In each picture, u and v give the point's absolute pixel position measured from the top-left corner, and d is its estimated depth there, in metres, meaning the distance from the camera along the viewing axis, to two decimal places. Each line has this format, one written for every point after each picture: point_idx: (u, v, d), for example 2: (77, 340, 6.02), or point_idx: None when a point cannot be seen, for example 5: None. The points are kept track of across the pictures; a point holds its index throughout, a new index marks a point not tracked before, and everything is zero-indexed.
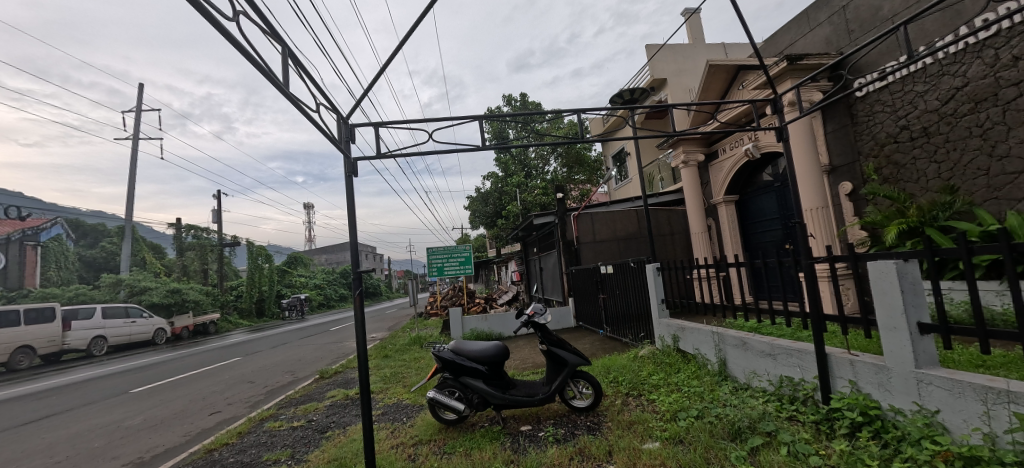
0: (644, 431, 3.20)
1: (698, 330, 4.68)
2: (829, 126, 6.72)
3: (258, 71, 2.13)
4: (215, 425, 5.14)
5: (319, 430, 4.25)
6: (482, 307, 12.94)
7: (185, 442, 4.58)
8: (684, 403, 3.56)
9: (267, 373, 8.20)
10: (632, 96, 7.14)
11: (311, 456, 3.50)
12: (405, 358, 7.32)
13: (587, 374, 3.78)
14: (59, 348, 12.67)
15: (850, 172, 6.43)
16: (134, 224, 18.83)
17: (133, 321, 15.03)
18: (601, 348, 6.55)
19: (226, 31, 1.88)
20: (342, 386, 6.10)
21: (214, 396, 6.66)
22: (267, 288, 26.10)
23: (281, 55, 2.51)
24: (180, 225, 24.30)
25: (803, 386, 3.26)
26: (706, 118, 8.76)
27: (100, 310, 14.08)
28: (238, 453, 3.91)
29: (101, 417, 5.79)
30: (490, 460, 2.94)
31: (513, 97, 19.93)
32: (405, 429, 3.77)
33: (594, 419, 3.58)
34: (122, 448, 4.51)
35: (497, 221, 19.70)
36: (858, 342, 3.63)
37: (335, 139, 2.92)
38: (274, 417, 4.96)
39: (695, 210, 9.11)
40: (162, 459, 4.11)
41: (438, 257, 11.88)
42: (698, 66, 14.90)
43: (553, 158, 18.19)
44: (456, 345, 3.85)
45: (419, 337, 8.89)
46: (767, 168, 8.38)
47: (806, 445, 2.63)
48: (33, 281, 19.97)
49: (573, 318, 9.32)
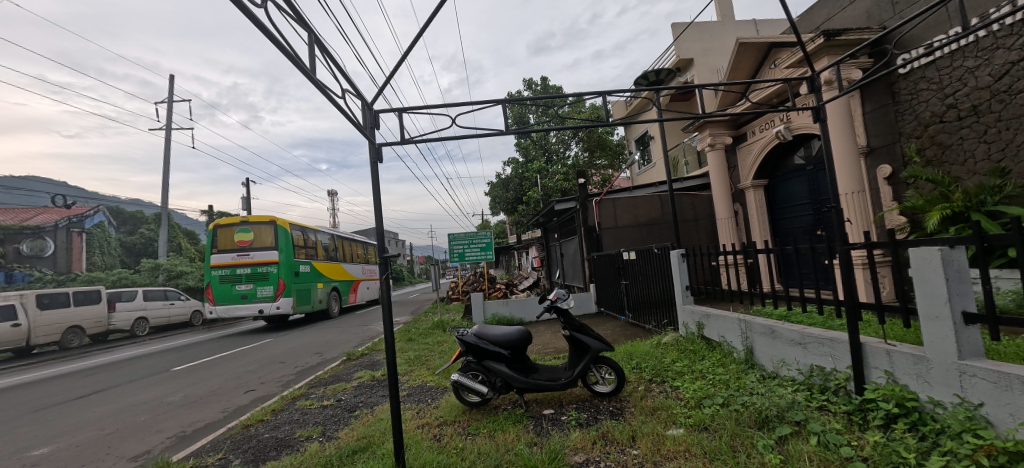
0: (668, 417, 3.18)
1: (724, 318, 4.59)
2: (867, 106, 6.36)
3: (285, 56, 2.14)
4: (250, 402, 5.40)
5: (347, 409, 4.40)
6: (503, 293, 13.03)
7: (223, 418, 4.83)
8: (708, 390, 3.52)
9: (297, 354, 8.54)
10: (658, 77, 6.92)
11: (341, 434, 3.64)
12: (428, 341, 7.48)
13: (609, 360, 3.77)
14: (106, 328, 13.48)
15: (888, 154, 6.10)
16: (169, 211, 19.63)
17: (172, 303, 15.83)
18: (623, 334, 6.53)
19: (256, 19, 1.90)
20: (368, 368, 6.28)
21: (248, 375, 6.98)
22: None
23: (307, 41, 2.52)
24: (212, 212, 25.39)
25: (836, 375, 3.17)
26: (735, 99, 8.43)
27: (142, 292, 14.86)
28: (273, 429, 4.10)
29: (145, 393, 6.16)
30: (514, 442, 2.98)
31: (534, 81, 19.61)
32: (430, 410, 3.86)
33: (616, 404, 3.58)
34: (167, 422, 4.80)
35: (517, 207, 19.68)
36: (895, 332, 3.49)
37: (361, 125, 2.94)
38: (305, 396, 5.16)
39: (721, 195, 8.84)
40: (203, 433, 4.36)
41: (459, 243, 11.97)
42: (727, 44, 14.27)
43: (574, 142, 17.88)
44: (480, 330, 3.89)
45: (442, 322, 9.03)
46: (799, 151, 8.04)
47: (838, 435, 2.57)
48: (81, 265, 21.59)
49: (595, 304, 9.28)
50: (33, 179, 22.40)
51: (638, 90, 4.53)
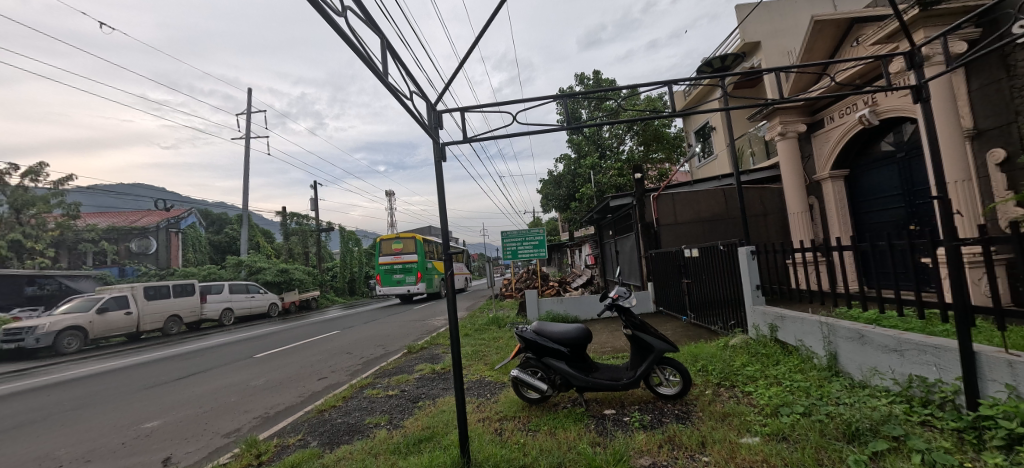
0: (741, 424, 2.99)
1: (802, 320, 4.23)
2: (976, 82, 5.56)
3: (359, 57, 2.24)
4: (323, 389, 5.82)
5: (411, 400, 4.60)
6: (556, 290, 12.96)
7: (301, 402, 5.24)
8: (786, 397, 3.27)
9: (362, 345, 9.06)
10: (722, 63, 6.51)
11: (406, 423, 3.79)
12: (485, 337, 7.62)
13: (674, 361, 3.62)
14: (199, 317, 15.11)
15: (1003, 136, 5.29)
16: (250, 212, 21.60)
17: (252, 295, 17.43)
18: (685, 335, 6.24)
19: (338, 27, 2.03)
20: (428, 361, 6.51)
21: (320, 363, 7.54)
22: (358, 269, 28.56)
23: (380, 47, 2.63)
24: (286, 212, 27.63)
25: (941, 388, 2.82)
26: (811, 82, 7.74)
27: (228, 285, 16.48)
28: (345, 415, 4.38)
29: (234, 377, 6.83)
30: (576, 441, 2.95)
31: (585, 76, 19.29)
32: (490, 405, 3.93)
33: (682, 407, 3.42)
34: (253, 403, 5.30)
35: (570, 204, 19.47)
36: (1017, 341, 3.03)
37: (426, 125, 3.02)
38: (371, 385, 5.46)
39: (794, 188, 8.17)
40: (284, 415, 4.76)
41: (512, 241, 12.06)
42: (801, 23, 13.11)
43: (629, 136, 17.33)
44: (539, 327, 3.89)
45: (497, 318, 9.15)
46: (888, 137, 7.22)
47: (946, 455, 2.28)
48: (178, 260, 24.49)
49: (653, 303, 8.96)
50: (140, 185, 25.67)
51: (704, 78, 4.28)
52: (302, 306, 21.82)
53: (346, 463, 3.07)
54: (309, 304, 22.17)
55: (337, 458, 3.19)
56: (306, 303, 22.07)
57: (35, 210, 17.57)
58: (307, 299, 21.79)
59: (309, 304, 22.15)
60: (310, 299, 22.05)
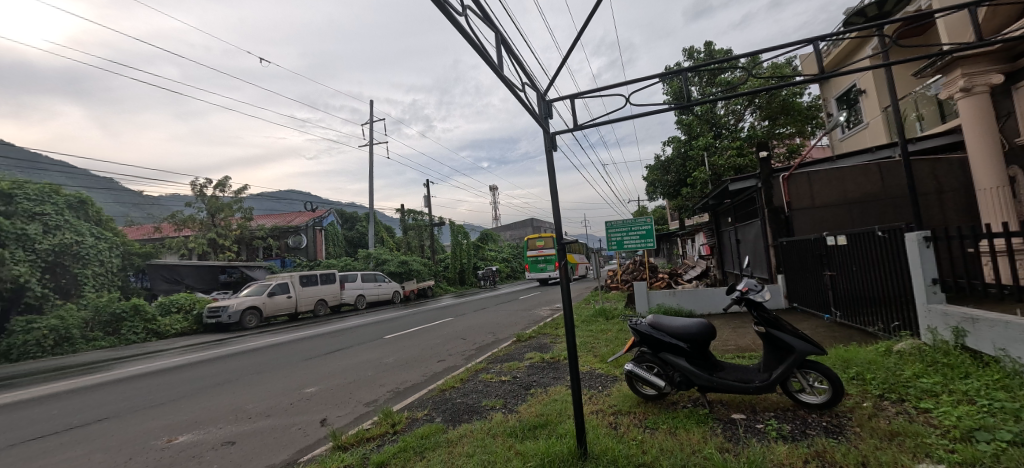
0: (916, 447, 2.46)
1: (1005, 324, 3.32)
2: None
3: (475, 51, 2.39)
4: (443, 370, 6.35)
5: (523, 386, 4.76)
6: (667, 283, 12.23)
7: (425, 381, 5.80)
8: (984, 421, 2.60)
9: (475, 332, 9.66)
10: (878, 11, 5.40)
11: (521, 409, 3.93)
12: (592, 328, 7.52)
13: (820, 365, 3.14)
14: (340, 301, 17.64)
15: None
16: (375, 211, 24.48)
17: (380, 284, 19.78)
18: (830, 336, 5.37)
19: (458, 24, 2.20)
20: (537, 349, 6.65)
21: (438, 346, 8.24)
22: (467, 260, 30.48)
23: (495, 41, 2.78)
24: (405, 210, 30.67)
25: None
26: (1011, 19, 6.01)
27: (360, 275, 18.92)
28: (463, 395, 4.72)
29: (369, 355, 7.82)
30: (700, 444, 2.75)
31: (695, 49, 17.64)
32: (603, 398, 3.87)
33: (833, 420, 2.95)
34: (386, 378, 6.02)
35: (680, 190, 18.12)
36: None
37: (537, 115, 3.07)
38: (485, 370, 5.79)
39: (986, 157, 6.43)
40: (412, 391, 5.32)
41: (617, 231, 11.66)
42: None
43: (750, 111, 15.44)
44: (655, 320, 3.70)
45: (604, 310, 8.96)
46: None
47: None
48: (322, 253, 28.91)
49: (786, 299, 7.87)
50: (294, 191, 30.82)
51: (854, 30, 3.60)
52: (420, 294, 24.04)
53: (468, 440, 3.29)
54: (426, 293, 24.32)
55: (459, 434, 3.45)
56: (423, 292, 24.26)
57: (223, 214, 22.60)
58: (424, 288, 23.94)
59: (426, 293, 24.30)
60: (427, 288, 24.16)
